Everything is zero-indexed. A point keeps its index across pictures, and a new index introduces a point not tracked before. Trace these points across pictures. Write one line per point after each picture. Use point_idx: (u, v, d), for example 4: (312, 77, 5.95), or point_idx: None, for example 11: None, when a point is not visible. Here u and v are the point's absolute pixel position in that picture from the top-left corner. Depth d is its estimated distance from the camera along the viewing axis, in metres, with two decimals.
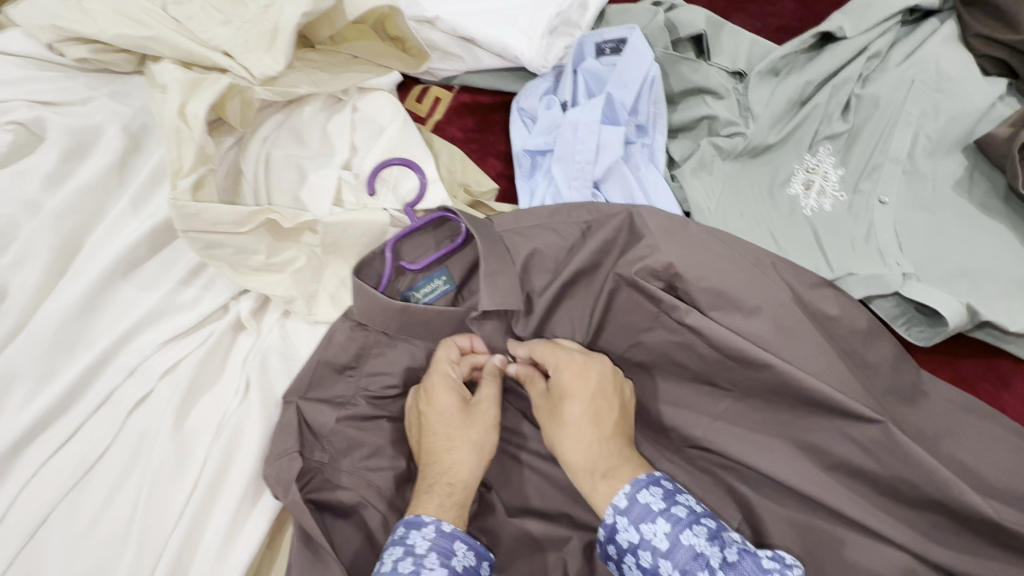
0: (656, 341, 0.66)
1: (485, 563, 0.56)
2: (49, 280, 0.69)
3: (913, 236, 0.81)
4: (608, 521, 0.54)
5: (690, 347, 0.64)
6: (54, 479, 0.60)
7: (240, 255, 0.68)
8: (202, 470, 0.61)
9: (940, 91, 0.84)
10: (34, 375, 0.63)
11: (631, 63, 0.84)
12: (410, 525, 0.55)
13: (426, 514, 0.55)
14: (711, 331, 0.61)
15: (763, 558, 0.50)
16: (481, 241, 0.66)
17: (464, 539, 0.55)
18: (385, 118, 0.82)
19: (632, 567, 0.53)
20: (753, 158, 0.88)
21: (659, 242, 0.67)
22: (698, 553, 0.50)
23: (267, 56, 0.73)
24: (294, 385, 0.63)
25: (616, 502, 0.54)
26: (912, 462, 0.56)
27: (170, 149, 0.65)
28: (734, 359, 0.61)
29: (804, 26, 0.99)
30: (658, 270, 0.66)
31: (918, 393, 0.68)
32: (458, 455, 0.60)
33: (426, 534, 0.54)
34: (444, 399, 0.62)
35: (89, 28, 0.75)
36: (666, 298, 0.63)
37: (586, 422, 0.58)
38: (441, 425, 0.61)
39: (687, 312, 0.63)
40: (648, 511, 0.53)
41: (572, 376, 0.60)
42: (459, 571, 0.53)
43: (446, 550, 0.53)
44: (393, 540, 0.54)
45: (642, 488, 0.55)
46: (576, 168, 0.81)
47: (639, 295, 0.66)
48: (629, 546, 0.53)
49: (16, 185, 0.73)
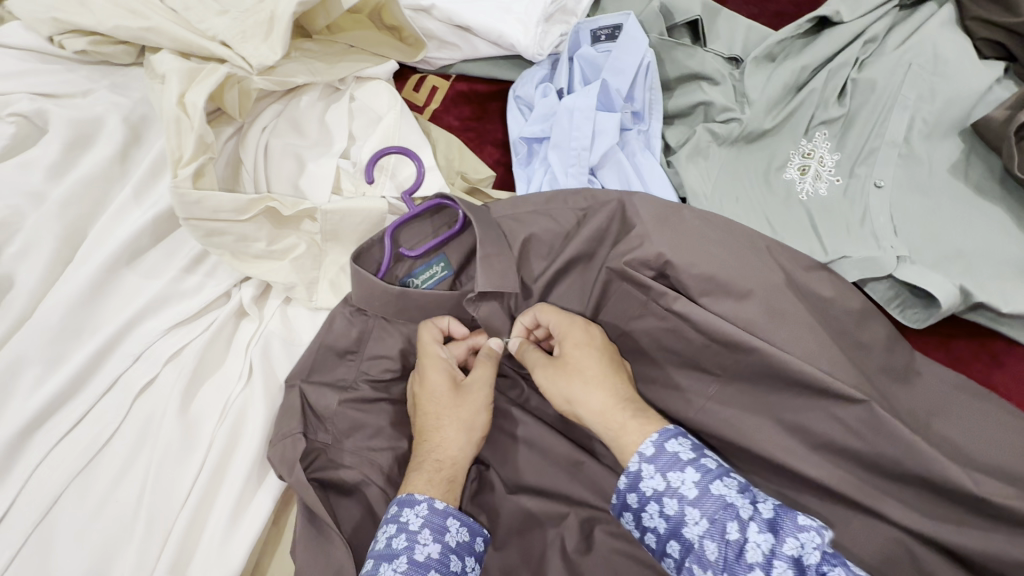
0: (645, 328, 0.68)
1: (478, 537, 0.58)
2: (55, 269, 0.71)
3: (908, 219, 0.81)
4: (632, 469, 0.54)
5: (679, 332, 0.65)
6: (63, 462, 0.61)
7: (241, 243, 0.69)
8: (209, 451, 0.63)
9: (938, 75, 0.84)
10: (44, 361, 0.65)
11: (627, 49, 0.84)
12: (402, 503, 0.56)
13: (418, 492, 0.57)
14: (699, 317, 0.63)
15: (799, 515, 0.49)
16: (478, 227, 0.66)
17: (456, 515, 0.57)
18: (382, 107, 0.83)
19: (654, 516, 0.53)
20: (749, 143, 0.88)
21: (649, 232, 0.68)
22: (728, 504, 0.50)
23: (264, 45, 0.73)
24: (296, 368, 0.66)
25: (642, 449, 0.54)
26: (898, 440, 0.57)
27: (170, 139, 0.66)
28: (721, 343, 0.63)
29: (801, 10, 0.99)
30: (650, 260, 0.67)
31: (911, 372, 0.69)
32: (446, 433, 0.61)
33: (419, 511, 0.55)
34: (434, 379, 0.63)
35: (88, 20, 0.76)
36: (654, 286, 0.65)
37: (604, 365, 0.61)
38: (431, 404, 0.62)
39: (674, 299, 0.64)
40: (676, 460, 0.53)
41: (575, 332, 0.63)
42: (452, 546, 0.56)
43: (439, 526, 0.55)
44: (387, 518, 0.56)
45: (670, 438, 0.55)
46: (572, 154, 0.81)
47: (629, 284, 0.68)
48: (654, 493, 0.53)
49: (19, 177, 0.74)
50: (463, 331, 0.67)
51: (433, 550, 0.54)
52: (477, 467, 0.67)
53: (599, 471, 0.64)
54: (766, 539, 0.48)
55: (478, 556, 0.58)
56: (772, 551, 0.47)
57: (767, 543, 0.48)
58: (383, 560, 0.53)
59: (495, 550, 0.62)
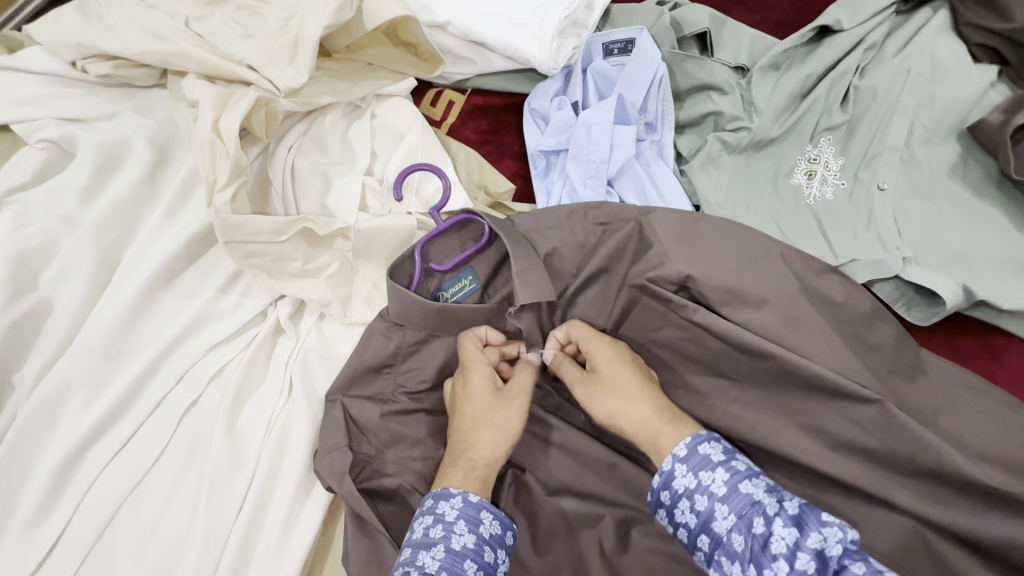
0: (667, 338, 0.71)
1: (510, 532, 0.59)
2: (93, 292, 0.73)
3: (911, 221, 0.85)
4: (665, 468, 0.58)
5: (700, 340, 0.69)
6: (119, 480, 0.64)
7: (277, 263, 0.71)
8: (257, 466, 0.66)
9: (935, 80, 0.88)
10: (90, 384, 0.67)
11: (640, 63, 0.87)
12: (439, 497, 0.58)
13: (453, 487, 0.59)
14: (720, 326, 0.66)
15: (824, 514, 0.51)
16: (508, 243, 0.69)
17: (490, 507, 0.58)
18: (403, 124, 0.85)
19: (685, 511, 0.56)
20: (757, 150, 0.91)
21: (668, 251, 0.71)
22: (755, 501, 0.53)
23: (290, 68, 0.74)
24: (336, 383, 0.68)
25: (676, 451, 0.59)
26: (909, 436, 0.60)
27: (204, 162, 0.69)
28: (740, 349, 0.66)
29: (802, 18, 1.02)
30: (671, 276, 0.69)
31: (918, 369, 0.73)
32: (482, 435, 0.63)
33: (454, 503, 0.57)
34: (473, 382, 0.65)
35: (113, 45, 0.77)
36: (675, 299, 0.69)
37: (638, 379, 0.65)
38: (470, 405, 0.65)
39: (694, 310, 0.68)
40: (707, 460, 0.57)
41: (604, 350, 0.66)
42: (486, 538, 0.57)
43: (473, 518, 0.57)
44: (423, 510, 0.58)
45: (703, 441, 0.59)
46: (591, 167, 0.85)
47: (650, 297, 0.71)
48: (685, 490, 0.57)
49: (52, 201, 0.75)
50: (500, 339, 0.71)
51: (468, 541, 0.56)
52: (511, 470, 0.70)
53: (630, 473, 0.68)
54: (791, 532, 0.50)
55: (509, 549, 0.59)
56: (797, 544, 0.49)
57: (792, 536, 0.50)
58: (421, 549, 0.55)
59: (536, 554, 0.65)
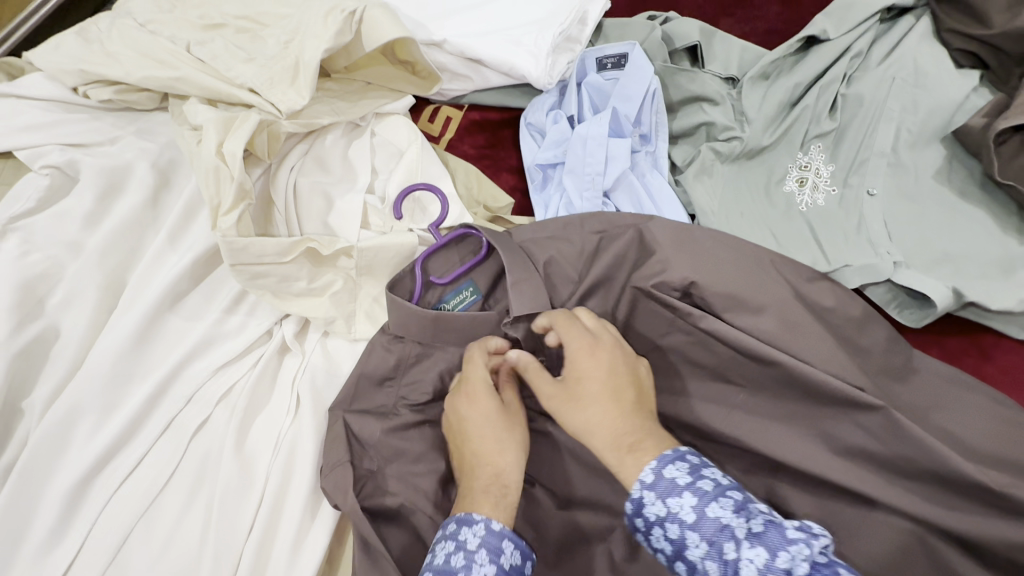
0: (672, 343, 0.72)
1: (529, 561, 0.57)
2: (99, 316, 0.73)
3: (900, 225, 0.87)
4: (635, 496, 0.56)
5: (704, 344, 0.70)
6: (129, 503, 0.65)
7: (283, 283, 0.72)
8: (266, 486, 0.67)
9: (919, 87, 0.91)
10: (99, 407, 0.68)
11: (633, 77, 0.89)
12: (462, 522, 0.56)
13: (477, 511, 0.57)
14: (727, 333, 0.67)
15: (788, 528, 0.50)
16: (504, 252, 0.71)
17: (512, 537, 0.56)
18: (402, 141, 0.87)
19: (660, 538, 0.55)
20: (750, 159, 0.93)
21: (670, 258, 0.73)
22: (724, 525, 0.52)
23: (291, 89, 0.76)
24: (339, 398, 0.70)
25: (642, 478, 0.56)
26: (914, 443, 0.62)
27: (209, 187, 0.70)
28: (747, 355, 0.68)
29: (789, 28, 1.04)
30: (674, 283, 0.72)
31: (908, 369, 0.75)
32: (507, 450, 0.62)
33: (477, 531, 0.55)
34: (484, 401, 0.64)
35: (115, 71, 0.79)
36: (681, 306, 0.70)
37: (606, 399, 0.61)
38: (484, 420, 0.63)
39: (700, 317, 0.69)
40: (674, 484, 0.55)
41: (583, 361, 0.63)
42: (508, 569, 0.55)
43: (495, 548, 0.55)
44: (446, 534, 0.56)
45: (669, 463, 0.56)
46: (587, 180, 0.86)
47: (656, 304, 0.72)
48: (656, 518, 0.55)
49: (56, 227, 0.76)
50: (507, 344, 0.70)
51: (490, 572, 0.54)
52: (517, 486, 0.70)
53: None
54: (760, 556, 0.49)
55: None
56: (767, 566, 0.49)
57: (761, 560, 0.49)
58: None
59: (544, 565, 0.66)
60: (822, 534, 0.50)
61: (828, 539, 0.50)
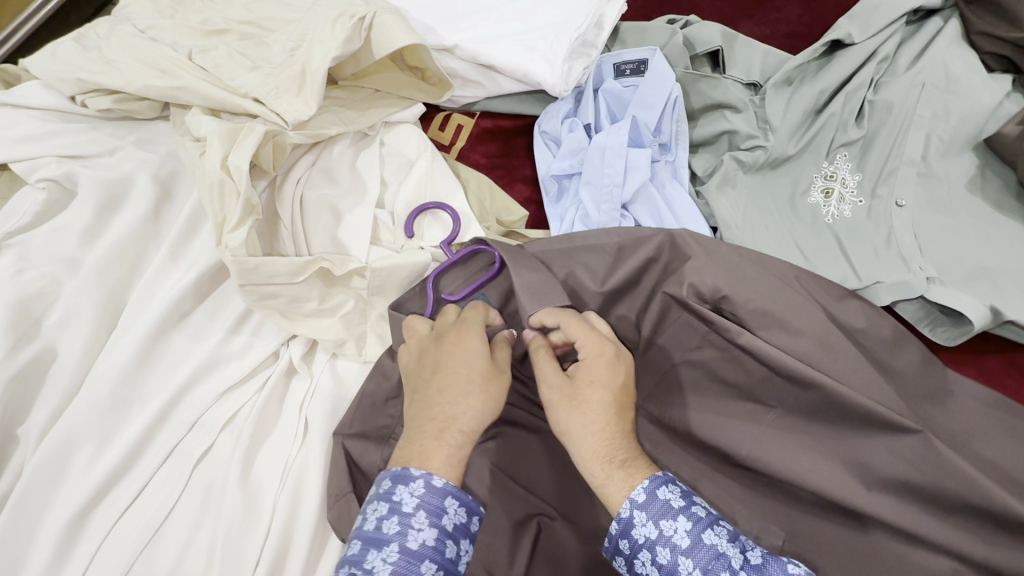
0: (704, 358, 0.68)
1: (477, 517, 0.55)
2: (97, 338, 0.70)
3: (931, 238, 0.83)
4: (625, 515, 0.55)
5: (739, 362, 0.67)
6: (130, 535, 0.62)
7: (293, 303, 0.69)
8: (272, 518, 0.64)
9: (950, 93, 0.87)
10: (99, 434, 0.65)
11: (653, 84, 0.86)
12: (397, 480, 0.53)
13: (416, 468, 0.53)
14: (766, 351, 0.63)
15: (788, 564, 0.51)
16: (511, 261, 0.68)
17: (456, 494, 0.53)
18: (412, 152, 0.84)
19: (646, 562, 0.54)
20: (773, 168, 0.90)
21: (704, 264, 0.69)
22: (720, 553, 0.52)
23: (297, 99, 0.72)
24: (339, 423, 0.66)
25: (633, 496, 0.55)
26: (951, 469, 0.59)
27: (212, 202, 0.67)
28: (782, 374, 0.64)
29: (812, 31, 1.00)
30: (705, 293, 0.68)
31: (945, 392, 0.71)
32: (473, 399, 0.57)
33: (415, 491, 0.52)
34: (480, 364, 0.58)
35: (114, 80, 0.75)
36: (718, 320, 0.65)
37: (612, 413, 0.58)
38: (461, 365, 0.58)
39: (738, 332, 0.65)
40: (669, 507, 0.54)
41: (597, 368, 0.60)
42: (450, 530, 0.52)
43: (436, 508, 0.52)
44: (380, 494, 0.53)
45: (661, 485, 0.55)
46: (604, 191, 0.83)
47: (689, 315, 0.68)
48: (646, 540, 0.54)
49: (53, 243, 0.73)
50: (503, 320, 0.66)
51: (428, 536, 0.51)
52: (538, 519, 0.65)
53: None
54: None
55: (472, 539, 0.54)
56: None
57: None
58: (372, 546, 0.50)
59: None
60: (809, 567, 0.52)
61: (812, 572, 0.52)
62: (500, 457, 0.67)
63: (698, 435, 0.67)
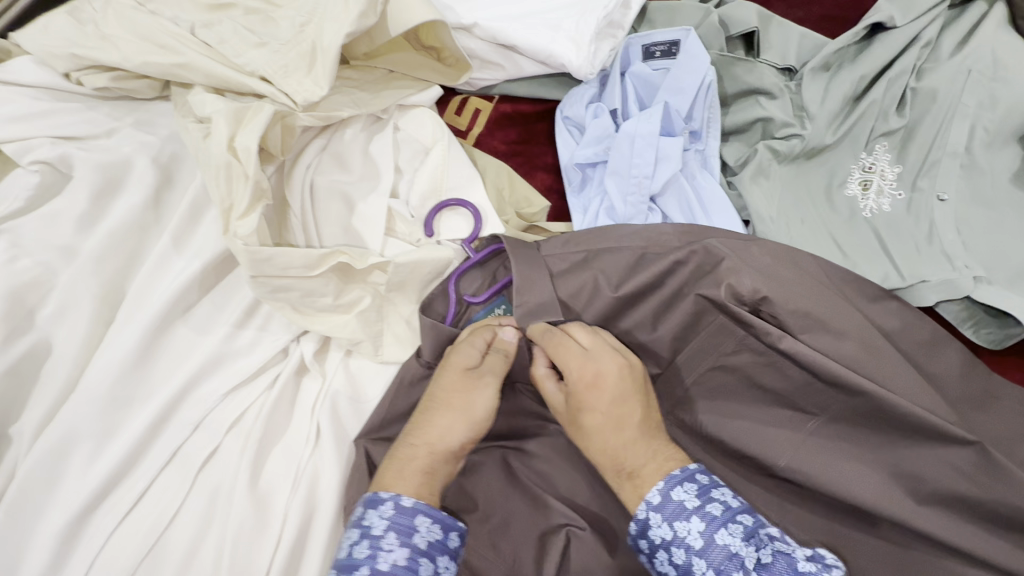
0: (740, 364, 0.64)
1: (454, 533, 0.53)
2: (96, 331, 0.66)
3: (974, 233, 0.78)
4: (640, 516, 0.53)
5: (779, 367, 0.62)
6: (130, 543, 0.59)
7: (306, 298, 0.65)
8: (284, 525, 0.60)
9: (997, 81, 0.80)
10: (96, 434, 0.61)
11: (687, 67, 0.81)
12: (367, 505, 0.53)
13: (385, 491, 0.53)
14: (811, 357, 0.58)
15: (799, 559, 0.48)
16: (515, 266, 0.64)
17: (426, 512, 0.52)
18: (428, 138, 0.79)
19: (664, 562, 0.52)
20: (809, 158, 0.85)
21: (739, 265, 0.64)
22: (733, 553, 0.49)
23: (308, 79, 0.67)
24: (364, 427, 0.64)
25: (649, 498, 0.53)
26: (1010, 482, 0.55)
27: (219, 187, 0.62)
28: (828, 382, 0.59)
29: (849, 14, 0.95)
30: (744, 294, 0.63)
31: (992, 398, 0.67)
32: (440, 415, 0.58)
33: (383, 513, 0.51)
34: (465, 389, 0.59)
35: (111, 56, 0.70)
36: (757, 323, 0.61)
37: (606, 428, 0.57)
38: (437, 382, 0.60)
39: (780, 337, 0.60)
40: (682, 508, 0.51)
41: (580, 386, 0.58)
42: (423, 548, 0.51)
43: (406, 528, 0.51)
44: (352, 522, 0.53)
45: (677, 485, 0.53)
46: (632, 182, 0.78)
47: (725, 318, 0.64)
48: (662, 541, 0.51)
49: (46, 230, 0.68)
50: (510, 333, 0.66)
51: (399, 556, 0.49)
52: (566, 529, 0.61)
53: None
54: None
55: (453, 555, 0.53)
56: None
57: None
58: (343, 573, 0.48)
59: None
60: (836, 566, 0.48)
61: (840, 570, 0.48)
62: (523, 464, 0.65)
63: (732, 445, 0.63)
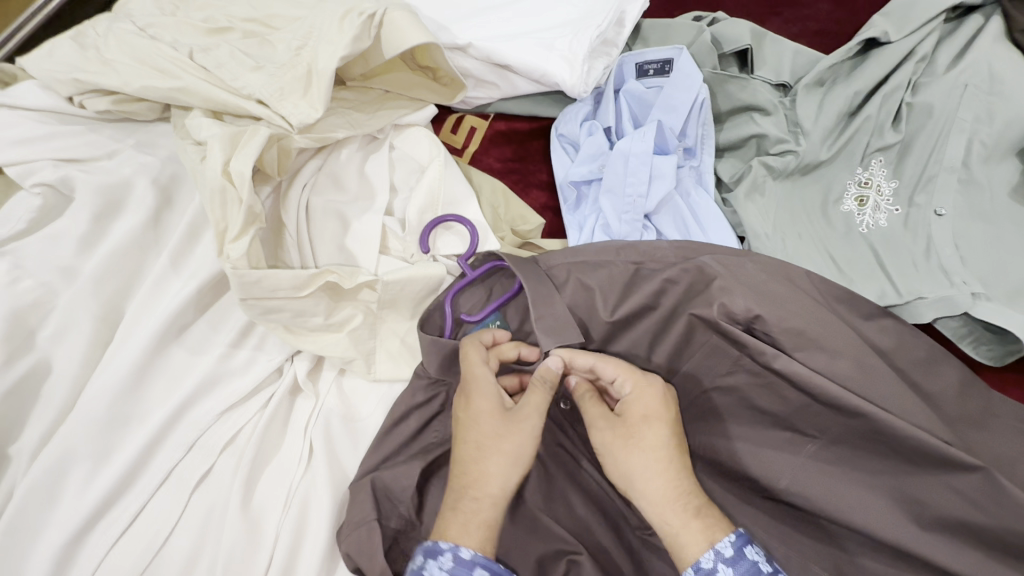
0: (736, 384, 0.64)
1: None
2: (94, 351, 0.67)
3: (973, 249, 0.77)
4: (705, 564, 0.51)
5: (773, 388, 0.62)
6: (125, 564, 0.59)
7: (298, 318, 0.66)
8: (275, 546, 0.61)
9: (994, 95, 0.79)
10: (92, 455, 0.62)
11: (680, 86, 0.82)
12: (428, 554, 0.53)
13: (444, 541, 0.53)
14: (805, 376, 0.58)
15: None
16: (525, 280, 0.64)
17: (484, 565, 0.52)
18: (423, 156, 0.79)
19: None
20: (804, 174, 0.85)
21: (732, 283, 0.64)
22: None
23: (304, 102, 0.68)
24: (367, 460, 0.64)
25: (721, 547, 0.51)
26: (1020, 512, 0.53)
27: (213, 209, 0.63)
28: (826, 404, 0.59)
29: (842, 28, 0.95)
30: (737, 314, 0.62)
31: (988, 417, 0.66)
32: (488, 464, 0.57)
33: (443, 563, 0.52)
34: (513, 430, 0.58)
35: (112, 80, 0.72)
36: (751, 343, 0.60)
37: (669, 460, 0.56)
38: (473, 432, 0.59)
39: (774, 356, 0.59)
40: (757, 568, 0.50)
41: (645, 405, 0.59)
42: None
43: None
44: (414, 569, 0.53)
45: (749, 542, 0.52)
46: (626, 201, 0.79)
47: (718, 338, 0.64)
48: None
49: (47, 252, 0.69)
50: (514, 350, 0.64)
51: None
52: (566, 557, 0.60)
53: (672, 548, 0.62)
54: None
55: None
56: None
57: None
58: None
59: None
60: None
61: None
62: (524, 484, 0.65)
63: (728, 464, 0.64)
